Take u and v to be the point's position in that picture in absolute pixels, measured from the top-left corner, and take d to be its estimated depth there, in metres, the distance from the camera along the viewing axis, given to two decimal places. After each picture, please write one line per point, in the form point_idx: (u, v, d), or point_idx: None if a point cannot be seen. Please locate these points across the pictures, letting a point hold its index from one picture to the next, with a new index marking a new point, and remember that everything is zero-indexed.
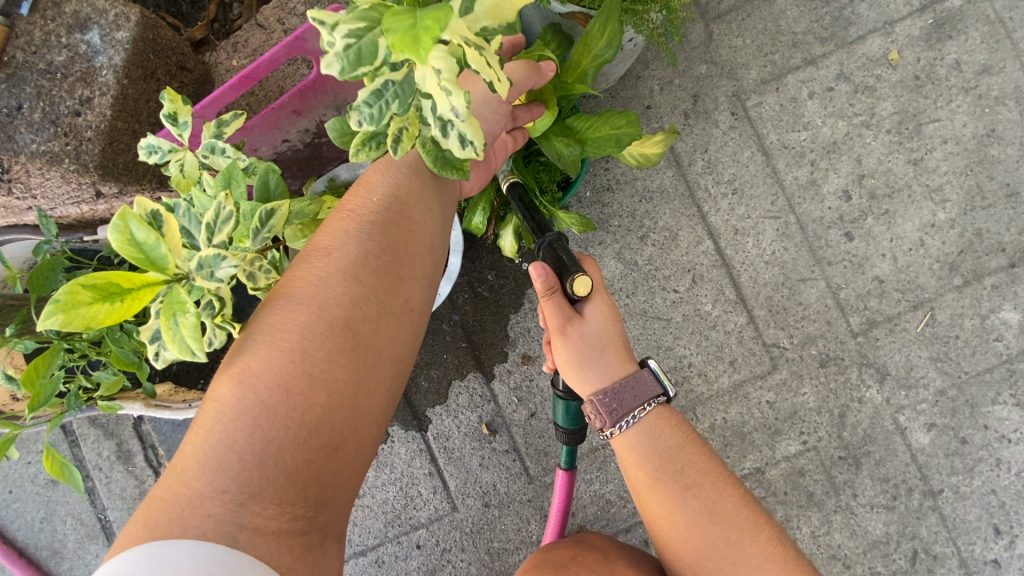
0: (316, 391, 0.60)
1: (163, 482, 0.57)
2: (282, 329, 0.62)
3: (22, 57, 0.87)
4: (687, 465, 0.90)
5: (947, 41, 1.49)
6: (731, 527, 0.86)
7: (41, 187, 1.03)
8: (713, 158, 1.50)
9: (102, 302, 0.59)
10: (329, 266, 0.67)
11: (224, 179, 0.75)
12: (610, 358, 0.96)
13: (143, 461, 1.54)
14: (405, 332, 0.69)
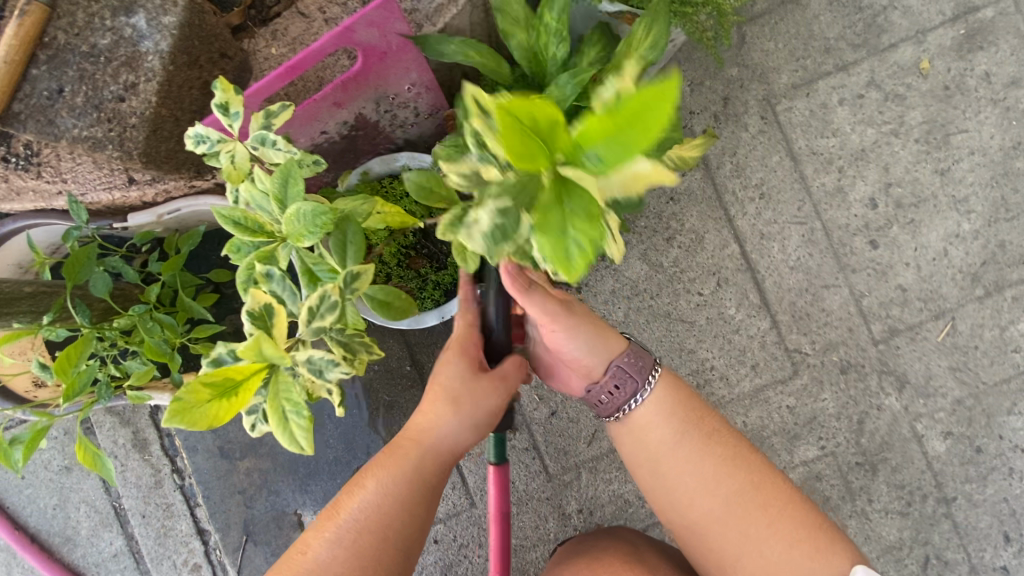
0: (430, 463, 0.87)
1: (322, 514, 0.83)
2: (407, 447, 0.87)
3: (63, 39, 0.83)
4: (700, 420, 0.93)
5: (978, 52, 1.49)
6: (746, 477, 0.89)
7: (73, 172, 1.01)
8: (742, 161, 1.49)
9: (220, 400, 0.72)
10: (441, 419, 0.88)
11: (280, 180, 0.73)
12: (604, 341, 0.95)
13: (159, 449, 1.53)
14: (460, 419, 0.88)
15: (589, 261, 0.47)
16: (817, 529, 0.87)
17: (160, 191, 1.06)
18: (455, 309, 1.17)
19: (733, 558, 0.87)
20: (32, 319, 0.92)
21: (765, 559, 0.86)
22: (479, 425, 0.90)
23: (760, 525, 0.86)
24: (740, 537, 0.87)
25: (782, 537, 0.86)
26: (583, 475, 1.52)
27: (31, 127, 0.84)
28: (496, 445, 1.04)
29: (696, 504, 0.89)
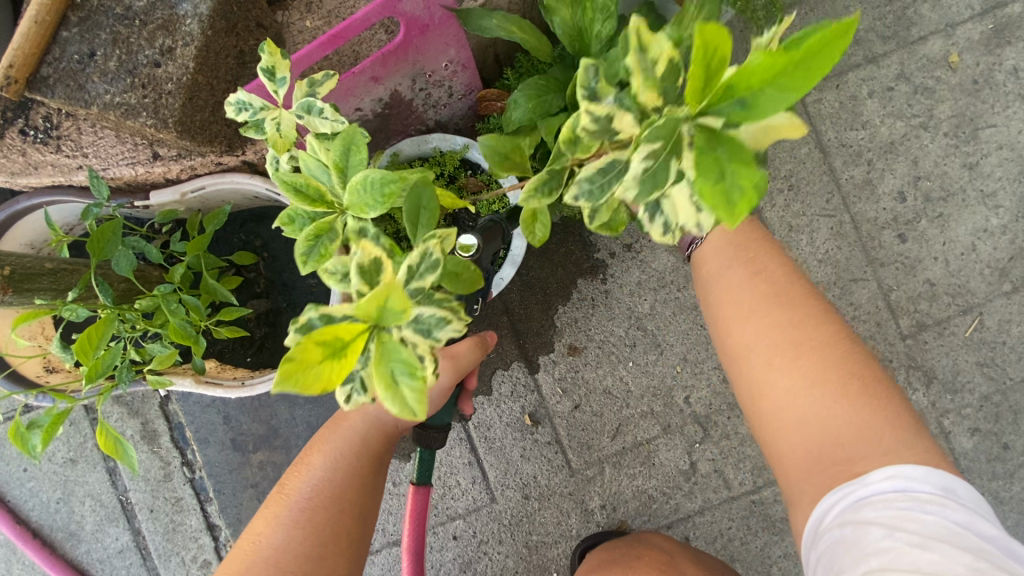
0: (375, 437, 0.90)
1: (270, 499, 0.85)
2: (350, 419, 0.90)
3: (97, 1, 0.79)
4: (753, 258, 0.85)
5: (1006, 47, 1.49)
6: (800, 316, 0.78)
7: (93, 146, 0.97)
8: (771, 152, 1.48)
9: (331, 362, 0.48)
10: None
11: (341, 147, 0.67)
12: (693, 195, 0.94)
13: (169, 441, 1.48)
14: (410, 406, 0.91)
15: (750, 206, 0.38)
16: (877, 389, 0.73)
17: (186, 167, 1.02)
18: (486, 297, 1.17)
19: (773, 402, 0.76)
20: (53, 297, 0.88)
21: (807, 405, 0.73)
22: (421, 403, 0.91)
23: (805, 370, 0.74)
24: (780, 379, 0.75)
25: (831, 388, 0.72)
26: (607, 470, 1.49)
27: (59, 92, 0.80)
28: (422, 464, 1.01)
29: (739, 343, 0.81)
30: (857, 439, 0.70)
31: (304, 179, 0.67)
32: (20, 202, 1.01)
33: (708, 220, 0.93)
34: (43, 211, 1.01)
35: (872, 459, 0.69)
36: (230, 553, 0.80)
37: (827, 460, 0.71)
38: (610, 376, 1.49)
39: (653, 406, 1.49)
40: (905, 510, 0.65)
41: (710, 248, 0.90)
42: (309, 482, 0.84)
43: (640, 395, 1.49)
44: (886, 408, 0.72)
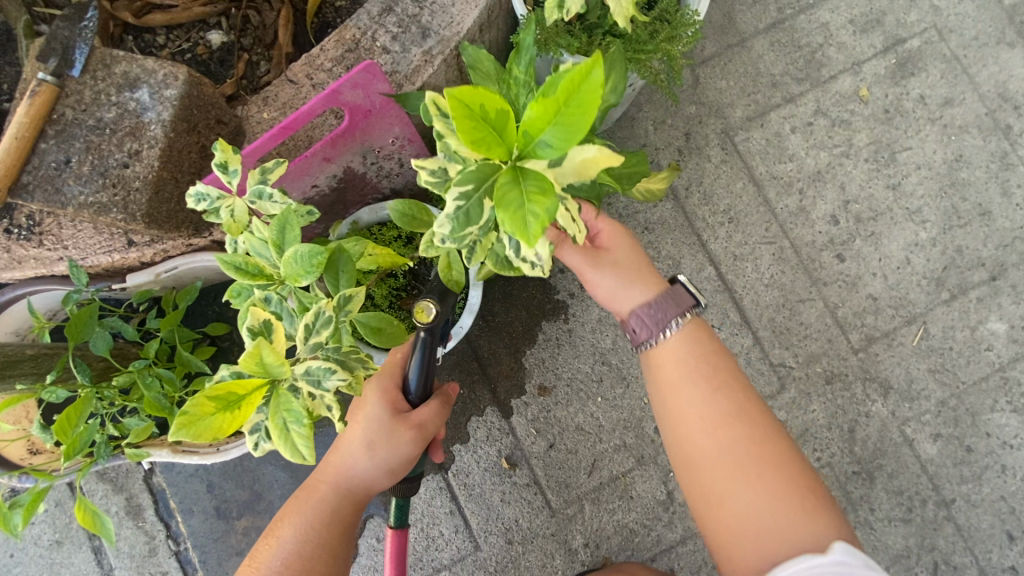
0: (347, 501, 0.92)
1: (240, 574, 0.85)
2: (323, 488, 0.92)
3: (71, 115, 0.90)
4: (708, 357, 0.90)
5: (911, 78, 1.64)
6: (742, 420, 0.85)
7: (73, 238, 1.06)
8: (708, 190, 1.59)
9: (224, 413, 0.60)
10: (354, 460, 0.92)
11: (279, 226, 0.75)
12: (639, 283, 0.93)
13: (153, 515, 1.50)
14: (381, 467, 0.93)
15: (542, 230, 0.54)
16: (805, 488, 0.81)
17: (159, 251, 1.11)
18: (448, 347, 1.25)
19: (721, 496, 0.81)
20: (34, 380, 0.94)
21: (750, 505, 0.79)
22: (395, 470, 0.94)
23: (751, 479, 0.80)
24: (723, 477, 0.82)
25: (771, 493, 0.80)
26: (587, 507, 1.52)
27: (38, 196, 0.89)
28: (398, 509, 1.02)
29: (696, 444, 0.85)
30: (787, 537, 0.77)
31: (243, 257, 0.77)
32: (3, 294, 1.09)
33: (675, 310, 0.91)
34: (26, 301, 1.09)
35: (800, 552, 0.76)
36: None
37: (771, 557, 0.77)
38: (581, 413, 1.54)
39: (625, 438, 1.54)
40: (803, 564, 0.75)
41: (671, 346, 0.91)
42: (280, 556, 0.84)
43: (612, 429, 1.54)
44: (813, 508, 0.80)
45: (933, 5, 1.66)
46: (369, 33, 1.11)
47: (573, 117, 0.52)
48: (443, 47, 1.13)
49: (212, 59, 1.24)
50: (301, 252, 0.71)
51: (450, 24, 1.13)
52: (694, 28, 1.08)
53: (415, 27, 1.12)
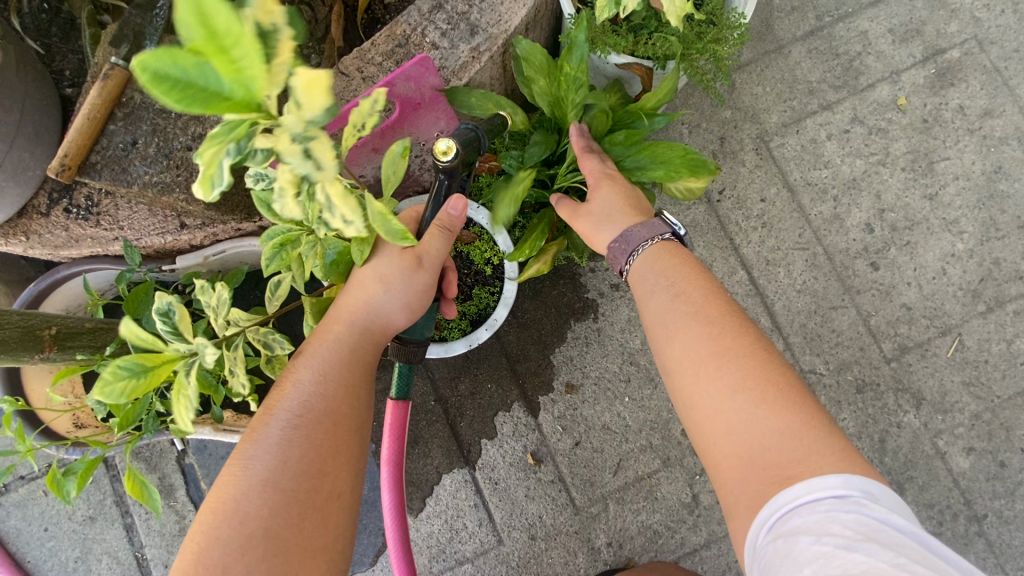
0: (367, 343, 0.86)
1: (254, 421, 0.76)
2: (337, 329, 0.85)
3: (139, 98, 0.93)
4: (686, 265, 0.90)
5: (950, 88, 1.63)
6: (720, 329, 0.79)
7: (129, 219, 1.09)
8: (742, 194, 1.59)
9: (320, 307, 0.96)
10: (372, 295, 0.86)
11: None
12: (625, 213, 0.99)
13: (184, 495, 1.53)
14: (397, 301, 0.88)
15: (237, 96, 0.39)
16: (795, 396, 0.72)
17: (209, 234, 1.15)
18: (483, 337, 1.27)
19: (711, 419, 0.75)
20: (91, 353, 0.97)
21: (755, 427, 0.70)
22: (411, 305, 0.90)
23: (746, 402, 0.72)
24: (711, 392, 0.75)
25: (750, 392, 0.72)
26: (611, 507, 1.52)
27: (105, 175, 0.93)
28: (402, 377, 0.96)
29: (668, 362, 0.82)
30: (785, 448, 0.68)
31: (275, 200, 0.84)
32: (61, 271, 1.12)
33: (646, 235, 0.95)
34: (81, 278, 1.13)
35: (808, 466, 0.66)
36: (213, 488, 0.70)
37: (759, 466, 0.69)
38: (607, 412, 1.55)
39: (651, 439, 1.54)
40: (828, 512, 0.61)
41: (642, 264, 0.93)
42: (295, 399, 0.77)
43: (638, 430, 1.54)
44: (816, 423, 0.70)
45: (974, 17, 1.65)
46: (419, 29, 1.14)
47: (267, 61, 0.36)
48: (491, 44, 1.15)
49: None
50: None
51: (499, 21, 1.15)
52: (740, 30, 1.10)
53: (465, 24, 1.14)
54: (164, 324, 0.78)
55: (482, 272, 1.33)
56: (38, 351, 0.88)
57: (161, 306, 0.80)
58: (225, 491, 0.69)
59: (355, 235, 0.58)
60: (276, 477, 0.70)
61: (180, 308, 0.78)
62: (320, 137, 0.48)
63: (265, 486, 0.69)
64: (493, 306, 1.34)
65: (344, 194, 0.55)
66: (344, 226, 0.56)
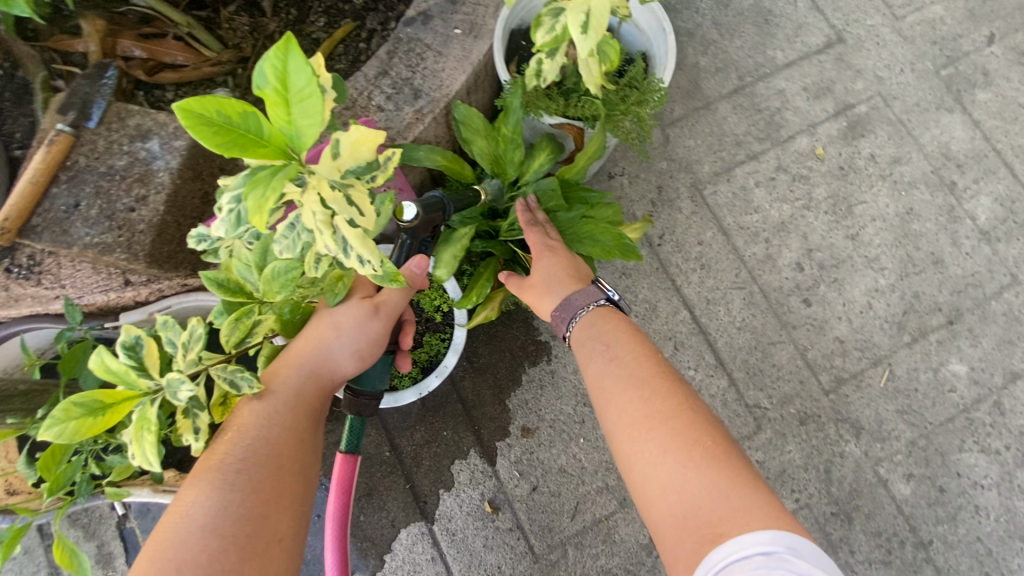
0: (316, 387, 0.88)
1: (196, 467, 0.75)
2: (286, 371, 0.86)
3: (84, 162, 0.96)
4: (623, 331, 0.95)
5: (861, 139, 1.80)
6: (651, 391, 0.83)
7: (72, 278, 1.09)
8: (681, 239, 1.69)
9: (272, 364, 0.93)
10: (326, 339, 0.89)
11: (262, 248, 0.84)
12: (567, 283, 1.05)
13: (123, 564, 1.45)
14: (349, 346, 0.92)
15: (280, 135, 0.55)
16: (724, 452, 0.75)
17: (154, 291, 1.15)
18: (432, 384, 1.30)
19: (644, 476, 0.77)
20: (23, 416, 0.95)
21: (682, 482, 0.73)
22: (365, 350, 0.94)
23: (676, 458, 0.75)
24: (641, 454, 0.78)
25: (681, 453, 0.75)
26: (570, 553, 1.51)
27: (45, 237, 0.94)
28: (353, 432, 0.97)
29: (609, 426, 0.85)
30: (713, 502, 0.70)
31: (226, 275, 0.85)
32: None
33: (582, 302, 1.01)
34: (18, 339, 1.11)
35: (735, 521, 0.67)
36: (150, 538, 0.69)
37: (691, 525, 0.70)
38: (563, 454, 1.56)
39: (608, 480, 1.55)
40: (758, 570, 0.62)
41: (582, 328, 0.98)
42: (240, 446, 0.77)
43: (594, 471, 1.55)
44: (743, 479, 0.72)
45: (877, 76, 1.84)
46: (365, 93, 1.22)
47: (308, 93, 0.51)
48: (433, 107, 1.23)
49: None
50: (283, 268, 0.81)
51: (440, 86, 1.24)
52: (659, 93, 1.21)
53: (408, 88, 1.23)
54: (128, 358, 0.75)
55: (432, 320, 1.36)
56: None
57: (128, 339, 0.76)
58: (165, 541, 0.68)
59: (370, 273, 0.67)
60: (217, 522, 0.69)
61: (150, 342, 0.76)
62: (355, 185, 0.64)
63: (204, 532, 0.68)
64: (443, 352, 1.37)
65: (363, 238, 0.65)
66: (361, 265, 0.66)
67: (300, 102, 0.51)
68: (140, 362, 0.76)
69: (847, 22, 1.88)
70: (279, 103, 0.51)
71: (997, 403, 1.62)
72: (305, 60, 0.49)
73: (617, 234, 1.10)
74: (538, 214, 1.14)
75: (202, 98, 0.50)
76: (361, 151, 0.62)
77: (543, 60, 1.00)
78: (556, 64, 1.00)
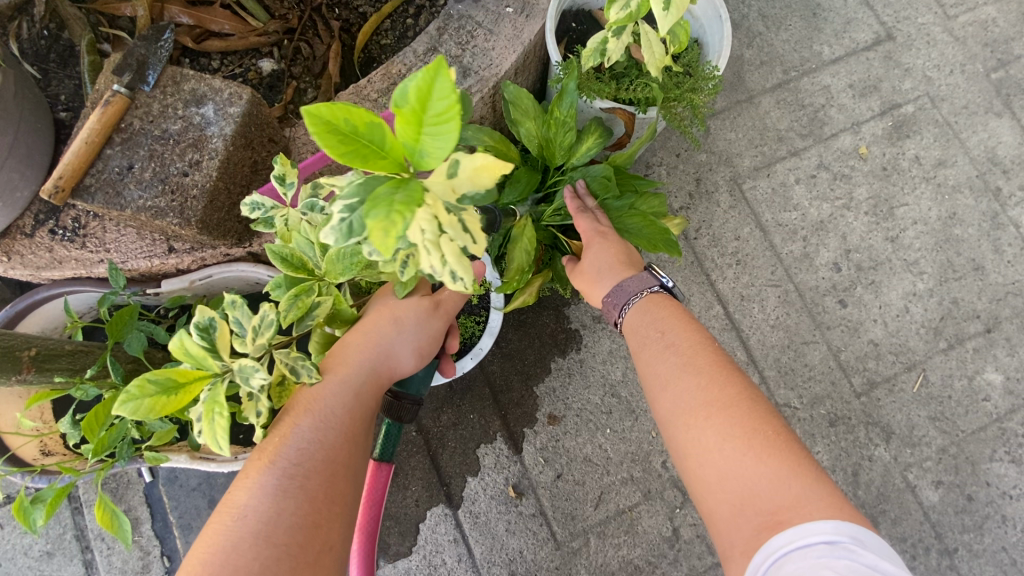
0: (376, 384, 0.86)
1: (251, 464, 0.73)
2: (344, 370, 0.84)
3: (139, 125, 0.95)
4: (677, 320, 0.93)
5: (907, 140, 1.76)
6: (707, 379, 0.82)
7: (117, 242, 1.09)
8: (717, 233, 1.67)
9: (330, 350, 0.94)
10: (386, 337, 0.89)
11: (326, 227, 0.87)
12: (617, 269, 1.03)
13: (150, 530, 1.47)
14: (405, 348, 0.91)
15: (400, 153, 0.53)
16: (785, 440, 0.74)
17: (197, 259, 1.15)
18: (467, 366, 1.30)
19: (700, 462, 0.76)
20: (69, 375, 0.96)
21: (743, 470, 0.72)
22: (421, 352, 0.93)
23: (737, 447, 0.74)
24: (699, 441, 0.77)
25: (740, 441, 0.74)
26: (592, 541, 1.51)
27: (98, 198, 0.93)
28: (387, 437, 0.96)
29: (663, 413, 0.84)
30: (776, 491, 0.69)
31: (290, 249, 0.87)
32: (39, 293, 1.11)
33: (635, 287, 1.00)
34: (62, 300, 1.11)
35: (797, 510, 0.67)
36: (199, 536, 0.67)
37: (751, 511, 0.70)
38: (589, 444, 1.55)
39: (633, 472, 1.54)
40: (821, 558, 0.62)
41: (634, 315, 0.97)
42: (295, 446, 0.74)
43: (619, 462, 1.55)
44: (803, 469, 0.71)
45: (926, 76, 1.80)
46: (414, 69, 1.20)
47: (439, 120, 0.50)
48: (482, 85, 1.21)
49: (261, 84, 1.35)
50: (347, 252, 0.83)
51: (489, 65, 1.22)
52: (714, 81, 1.17)
53: (457, 66, 1.21)
54: (201, 339, 0.74)
55: (468, 303, 1.36)
56: (15, 372, 0.87)
57: (202, 321, 0.75)
58: (215, 542, 0.66)
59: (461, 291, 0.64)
60: (270, 529, 0.67)
61: (223, 324, 0.76)
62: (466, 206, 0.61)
63: (256, 538, 0.66)
64: (478, 335, 1.36)
65: (458, 255, 0.63)
66: (454, 281, 0.63)
67: (437, 121, 0.49)
68: (212, 343, 0.75)
69: (897, 19, 1.83)
70: (411, 122, 0.50)
71: None
72: (450, 83, 0.47)
73: (664, 230, 1.07)
74: (588, 202, 1.12)
75: (331, 105, 0.51)
76: (481, 178, 0.58)
77: (608, 40, 0.97)
78: (621, 44, 0.97)
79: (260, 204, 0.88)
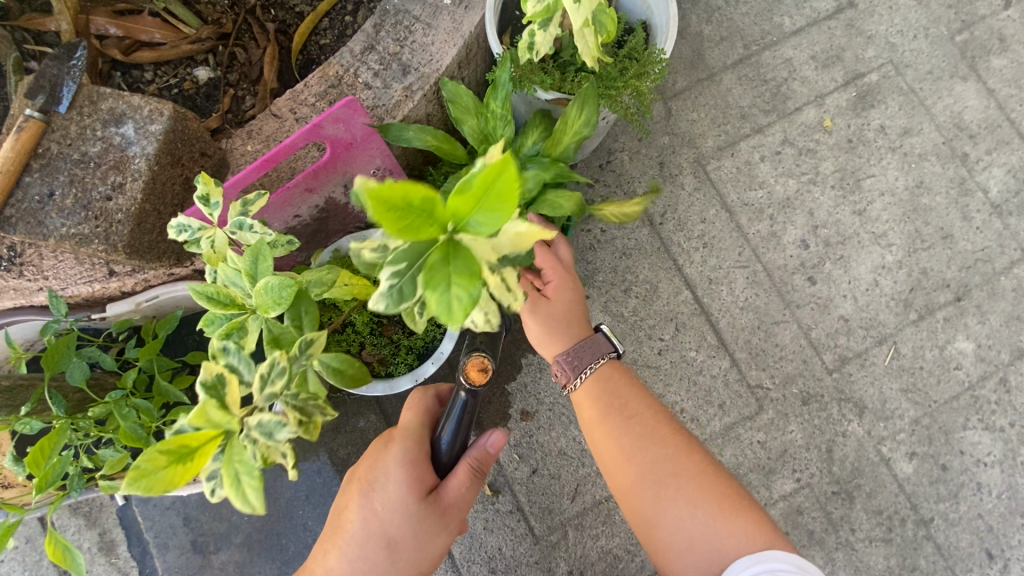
0: None
1: None
2: None
3: (57, 149, 0.92)
4: (628, 395, 0.95)
5: (871, 110, 1.73)
6: (665, 452, 0.89)
7: (54, 268, 1.02)
8: (683, 217, 1.65)
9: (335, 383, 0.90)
10: (380, 564, 0.87)
11: (252, 258, 0.82)
12: (571, 327, 0.98)
13: (126, 551, 1.47)
14: (406, 560, 0.89)
15: None
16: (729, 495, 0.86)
17: (140, 281, 1.12)
18: (427, 371, 1.28)
19: (666, 526, 0.86)
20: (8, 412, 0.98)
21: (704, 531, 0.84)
22: (425, 564, 0.91)
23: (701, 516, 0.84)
24: (668, 511, 0.86)
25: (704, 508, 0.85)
26: (570, 534, 1.51)
27: (20, 228, 0.90)
28: None
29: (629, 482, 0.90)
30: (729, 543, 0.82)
31: (216, 287, 0.84)
32: None
33: (591, 355, 0.97)
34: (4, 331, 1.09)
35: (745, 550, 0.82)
36: None
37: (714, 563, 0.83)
38: (563, 437, 1.55)
39: None
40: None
41: (597, 389, 0.96)
42: None
43: (594, 453, 1.54)
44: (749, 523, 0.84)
45: (889, 42, 1.76)
46: (351, 69, 1.16)
47: None
48: (423, 83, 1.17)
49: (198, 93, 1.31)
50: (274, 283, 0.79)
51: (429, 61, 1.18)
52: (661, 65, 1.14)
53: (396, 64, 1.17)
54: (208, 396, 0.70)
55: None
56: None
57: (210, 377, 0.72)
58: None
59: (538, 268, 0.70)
60: None
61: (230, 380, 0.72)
62: None
63: None
64: (440, 338, 1.34)
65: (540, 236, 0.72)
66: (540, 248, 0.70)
67: None
68: (223, 400, 0.72)
69: None
70: None
71: (1003, 380, 1.59)
72: None
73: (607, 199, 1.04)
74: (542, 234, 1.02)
75: None
76: None
77: (535, 32, 0.94)
78: (549, 35, 0.94)
79: (183, 224, 0.84)
